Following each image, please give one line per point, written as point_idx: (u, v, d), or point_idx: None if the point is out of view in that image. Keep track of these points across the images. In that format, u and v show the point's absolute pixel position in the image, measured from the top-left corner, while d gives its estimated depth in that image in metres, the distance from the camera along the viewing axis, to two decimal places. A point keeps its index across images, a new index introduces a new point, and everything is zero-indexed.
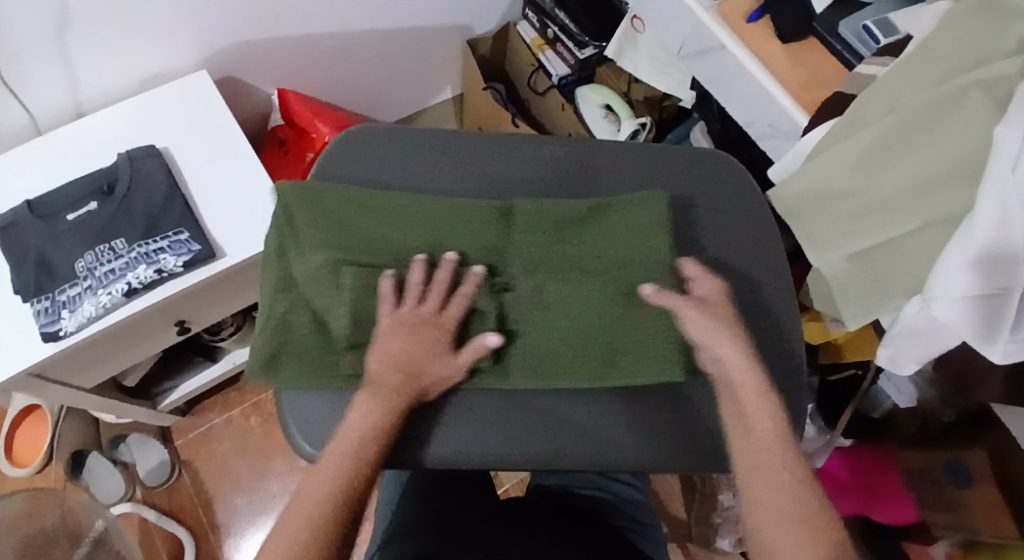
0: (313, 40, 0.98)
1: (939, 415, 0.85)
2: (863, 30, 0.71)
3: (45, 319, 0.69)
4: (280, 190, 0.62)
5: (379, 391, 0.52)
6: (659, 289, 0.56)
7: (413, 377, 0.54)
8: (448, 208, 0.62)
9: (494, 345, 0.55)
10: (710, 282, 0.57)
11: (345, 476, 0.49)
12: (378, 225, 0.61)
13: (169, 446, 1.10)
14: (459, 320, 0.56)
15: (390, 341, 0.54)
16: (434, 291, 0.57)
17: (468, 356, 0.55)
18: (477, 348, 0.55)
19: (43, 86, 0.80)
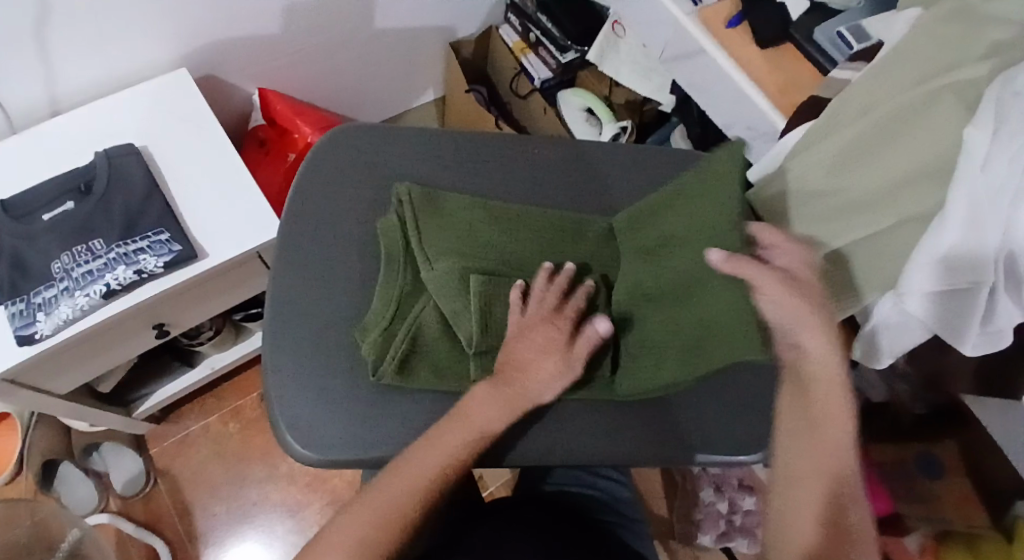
0: (297, 39, 0.98)
1: (910, 411, 0.86)
2: (838, 36, 0.72)
3: (20, 321, 0.67)
4: (404, 192, 0.64)
5: (499, 391, 0.54)
6: (727, 255, 0.52)
7: (524, 376, 0.54)
8: (563, 223, 0.65)
9: (604, 330, 0.55)
10: (794, 249, 0.54)
11: (444, 465, 0.51)
12: (499, 234, 0.63)
13: (145, 454, 1.07)
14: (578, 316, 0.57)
15: (523, 341, 0.55)
16: (554, 291, 0.57)
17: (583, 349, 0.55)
18: (591, 337, 0.55)
19: (18, 83, 0.78)
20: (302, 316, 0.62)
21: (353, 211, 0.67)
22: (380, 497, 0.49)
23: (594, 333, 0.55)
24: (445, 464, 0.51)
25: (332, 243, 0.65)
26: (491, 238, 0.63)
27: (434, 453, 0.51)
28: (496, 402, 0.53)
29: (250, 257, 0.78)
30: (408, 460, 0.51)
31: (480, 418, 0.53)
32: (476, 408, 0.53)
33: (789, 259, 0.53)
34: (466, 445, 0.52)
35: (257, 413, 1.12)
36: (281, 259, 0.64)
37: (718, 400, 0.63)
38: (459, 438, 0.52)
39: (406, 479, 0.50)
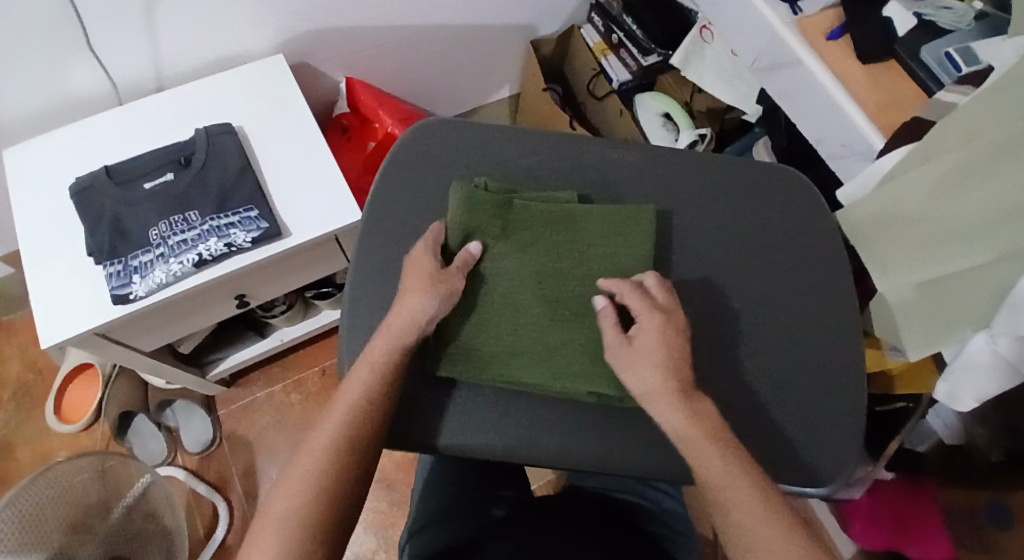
0: (386, 31, 1.00)
1: (985, 454, 0.82)
2: (946, 56, 0.70)
3: (117, 281, 0.72)
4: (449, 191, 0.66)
5: (392, 331, 0.57)
6: (607, 305, 0.59)
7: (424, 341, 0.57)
8: (613, 219, 0.64)
9: (474, 252, 0.62)
10: (646, 320, 0.56)
11: (326, 466, 0.50)
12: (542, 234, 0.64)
13: (213, 416, 1.12)
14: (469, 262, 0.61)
15: (412, 276, 0.59)
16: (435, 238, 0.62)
17: (459, 266, 0.61)
18: (464, 259, 0.61)
19: (128, 56, 0.83)
20: (380, 299, 0.64)
21: (434, 198, 0.68)
22: (293, 482, 0.49)
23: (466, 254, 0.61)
24: (344, 435, 0.52)
25: (411, 228, 0.67)
26: (502, 219, 0.64)
27: (329, 431, 0.52)
28: (386, 346, 0.56)
29: (328, 239, 0.80)
30: (312, 444, 0.52)
31: (364, 386, 0.55)
32: (355, 378, 0.55)
33: (639, 306, 0.57)
34: (347, 424, 0.53)
35: (317, 387, 1.15)
36: (362, 244, 0.66)
37: (783, 423, 0.62)
38: (348, 408, 0.53)
39: (317, 455, 0.51)
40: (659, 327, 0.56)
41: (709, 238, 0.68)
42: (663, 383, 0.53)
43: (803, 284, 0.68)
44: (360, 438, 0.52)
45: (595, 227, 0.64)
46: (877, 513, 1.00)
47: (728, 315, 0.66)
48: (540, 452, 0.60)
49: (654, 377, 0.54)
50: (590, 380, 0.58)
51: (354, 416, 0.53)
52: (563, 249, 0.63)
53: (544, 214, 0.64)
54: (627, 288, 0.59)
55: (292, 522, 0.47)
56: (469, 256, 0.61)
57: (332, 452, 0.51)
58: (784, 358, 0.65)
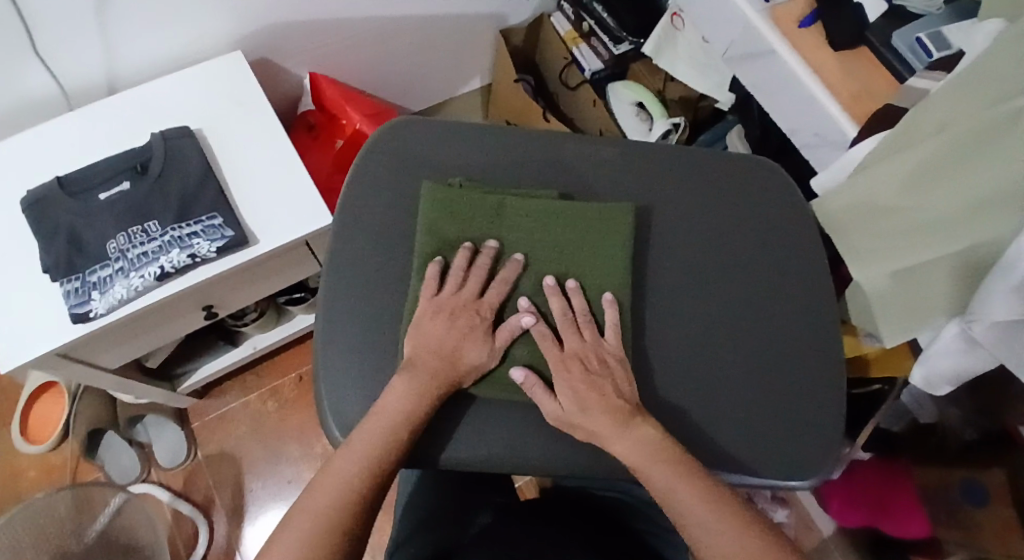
0: (352, 24, 0.97)
1: (959, 433, 0.83)
2: (917, 42, 0.69)
3: (75, 299, 0.69)
4: (427, 189, 0.63)
5: (415, 375, 0.55)
6: (527, 376, 0.57)
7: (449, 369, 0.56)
8: (594, 217, 0.63)
9: (525, 324, 0.59)
10: (559, 373, 0.56)
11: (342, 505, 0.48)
12: (529, 233, 0.63)
13: (187, 428, 1.10)
14: (496, 305, 0.60)
15: (431, 325, 0.58)
16: (477, 273, 0.60)
17: (504, 337, 0.59)
18: (511, 328, 0.59)
19: (77, 59, 0.79)
20: (355, 309, 0.61)
21: (404, 202, 0.66)
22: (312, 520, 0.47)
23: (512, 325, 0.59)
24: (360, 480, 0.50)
25: (385, 233, 0.64)
26: (493, 220, 0.63)
27: (348, 466, 0.50)
28: (412, 388, 0.54)
29: (299, 244, 0.78)
30: (326, 487, 0.49)
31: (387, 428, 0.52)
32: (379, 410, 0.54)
33: (555, 357, 0.57)
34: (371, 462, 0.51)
35: (294, 392, 1.13)
36: (334, 249, 0.64)
37: (771, 418, 0.61)
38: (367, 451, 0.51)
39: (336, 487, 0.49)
40: (579, 377, 0.56)
41: (687, 235, 0.67)
42: (608, 413, 0.54)
43: (784, 278, 0.67)
44: (373, 483, 0.50)
45: (580, 221, 0.63)
46: (852, 490, 1.01)
47: (709, 313, 0.65)
48: (523, 463, 0.59)
49: (600, 414, 0.54)
50: None
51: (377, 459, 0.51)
52: (540, 248, 0.62)
53: (506, 214, 0.63)
54: (543, 332, 0.59)
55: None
56: (515, 264, 0.61)
57: (354, 488, 0.49)
58: (768, 350, 0.64)
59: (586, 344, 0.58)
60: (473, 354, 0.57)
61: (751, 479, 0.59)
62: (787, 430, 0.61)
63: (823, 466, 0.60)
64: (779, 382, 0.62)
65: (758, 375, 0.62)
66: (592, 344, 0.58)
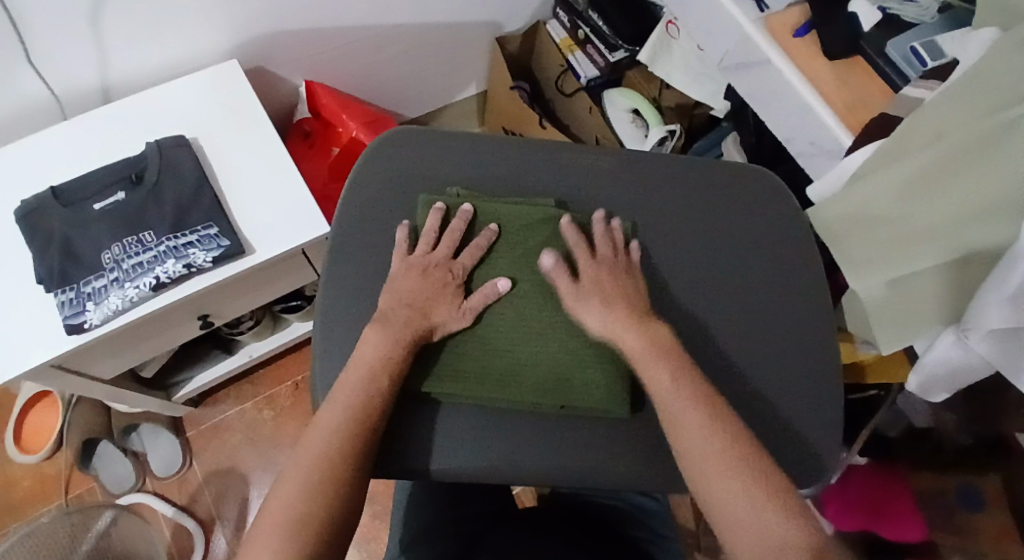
0: (347, 32, 0.97)
1: (954, 438, 0.85)
2: (912, 52, 0.69)
3: (70, 310, 0.68)
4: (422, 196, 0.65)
5: (388, 327, 0.56)
6: (556, 263, 0.60)
7: (423, 314, 0.58)
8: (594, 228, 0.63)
9: (504, 289, 0.60)
10: (590, 269, 0.60)
11: (317, 467, 0.48)
12: (524, 236, 0.63)
13: (181, 437, 1.10)
14: (469, 267, 0.61)
15: (404, 280, 0.59)
16: (449, 237, 0.62)
17: (479, 299, 0.59)
18: (489, 292, 0.60)
19: (71, 68, 0.79)
20: (353, 320, 0.61)
21: (400, 212, 0.66)
22: (290, 484, 0.47)
23: (492, 288, 0.60)
24: (344, 431, 0.51)
25: (382, 246, 0.64)
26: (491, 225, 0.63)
27: (326, 429, 0.51)
28: (385, 340, 0.55)
29: (295, 253, 0.78)
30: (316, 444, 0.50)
31: (364, 382, 0.53)
32: (351, 374, 0.54)
33: (585, 264, 0.60)
34: (346, 425, 0.51)
35: (290, 400, 1.13)
36: (330, 258, 0.63)
37: (769, 428, 0.61)
38: (350, 404, 0.52)
39: (317, 445, 0.50)
40: (607, 274, 0.60)
41: (683, 245, 0.67)
42: (624, 305, 0.57)
43: (783, 290, 0.66)
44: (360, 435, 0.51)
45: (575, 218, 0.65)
46: (847, 493, 0.94)
47: (707, 323, 0.64)
48: (520, 477, 0.58)
49: (614, 308, 0.57)
50: (573, 395, 0.57)
51: (359, 411, 0.52)
52: (528, 244, 0.63)
53: (491, 206, 0.64)
54: (560, 265, 0.60)
55: (285, 528, 0.45)
56: (491, 233, 0.62)
57: (332, 449, 0.49)
58: (766, 359, 0.63)
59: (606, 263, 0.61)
60: (442, 313, 0.58)
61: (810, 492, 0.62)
62: (786, 442, 0.61)
63: (820, 475, 0.60)
64: (778, 391, 0.62)
65: (756, 383, 0.62)
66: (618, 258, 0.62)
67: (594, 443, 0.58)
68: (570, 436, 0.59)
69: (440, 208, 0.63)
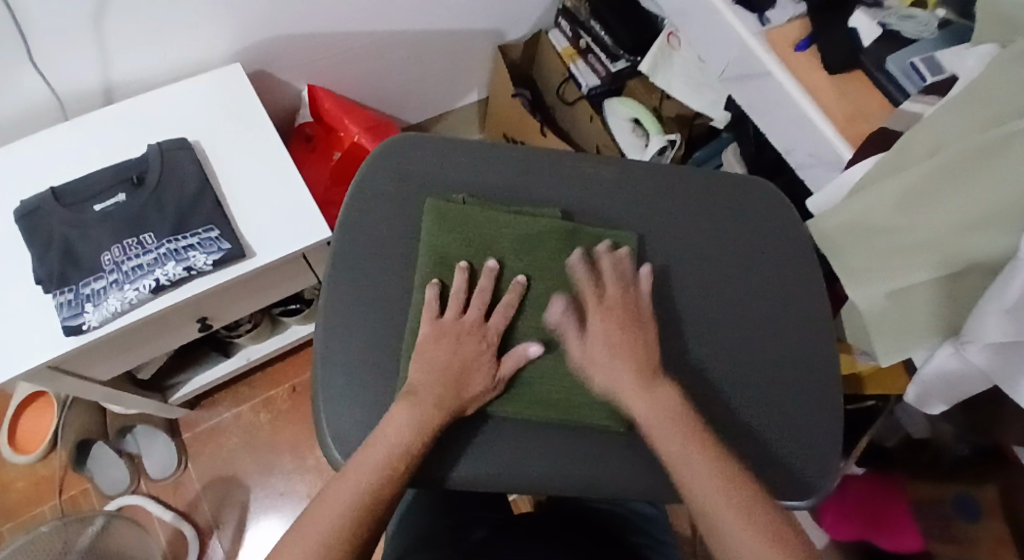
0: (350, 37, 0.97)
1: (954, 448, 0.85)
2: (911, 66, 0.70)
3: (68, 311, 0.68)
4: (431, 205, 0.64)
5: (416, 405, 0.53)
6: (564, 310, 0.60)
7: (455, 392, 0.55)
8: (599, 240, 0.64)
9: (534, 354, 0.58)
10: (598, 317, 0.58)
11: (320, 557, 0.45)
12: (530, 241, 0.63)
13: (177, 440, 1.09)
14: (501, 330, 0.59)
15: (433, 350, 0.56)
16: (478, 299, 0.59)
17: (511, 366, 0.57)
18: (519, 357, 0.58)
19: (74, 69, 0.79)
20: (354, 325, 0.61)
21: (403, 218, 0.66)
22: None
23: (521, 353, 0.58)
24: (370, 491, 0.49)
25: (383, 251, 0.64)
26: (495, 232, 0.63)
27: (331, 511, 0.47)
28: (413, 422, 0.52)
29: (296, 257, 0.78)
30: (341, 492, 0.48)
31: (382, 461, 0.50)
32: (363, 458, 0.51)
33: (592, 303, 0.59)
34: (354, 509, 0.47)
35: (287, 404, 1.13)
36: (333, 263, 0.64)
37: (767, 438, 0.61)
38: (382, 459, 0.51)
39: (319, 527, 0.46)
40: (615, 326, 0.57)
41: (684, 254, 0.67)
42: (636, 366, 0.55)
43: (783, 300, 0.67)
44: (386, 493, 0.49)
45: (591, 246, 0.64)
46: (844, 503, 0.98)
47: (706, 332, 0.65)
48: (520, 484, 0.58)
49: (629, 359, 0.55)
50: (586, 406, 0.57)
51: (389, 470, 0.50)
52: (534, 252, 0.62)
53: (503, 229, 0.63)
54: (572, 309, 0.60)
55: None
56: (519, 286, 0.61)
57: (337, 534, 0.46)
58: (765, 369, 0.64)
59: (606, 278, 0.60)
60: (477, 389, 0.56)
61: (796, 502, 0.60)
62: (785, 452, 0.61)
63: (820, 486, 0.60)
64: (778, 401, 0.63)
65: (755, 392, 0.62)
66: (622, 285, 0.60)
67: (593, 451, 0.58)
68: (569, 445, 0.59)
69: (464, 266, 0.61)
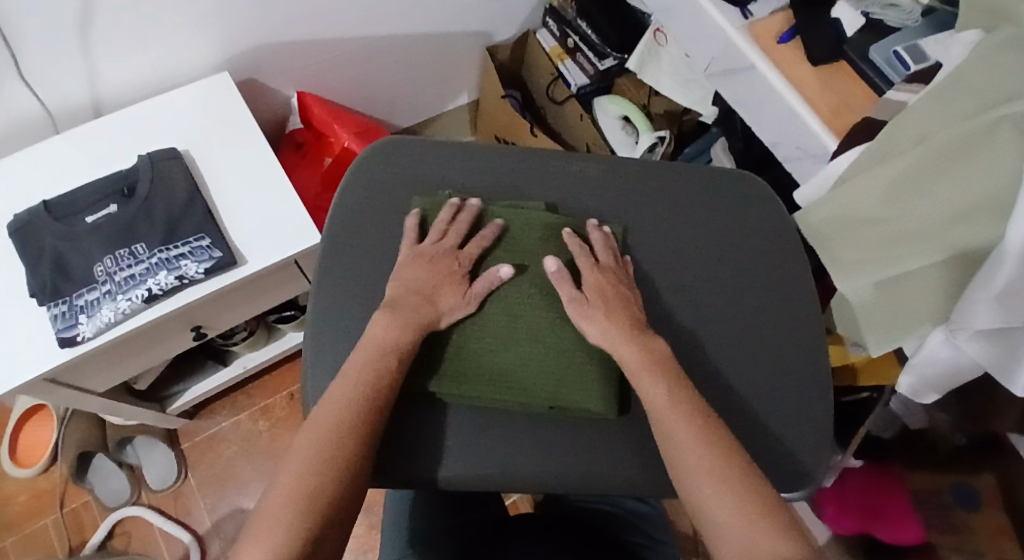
0: (338, 44, 0.98)
1: (950, 439, 0.83)
2: (894, 56, 0.70)
3: (62, 323, 0.69)
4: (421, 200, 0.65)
5: (397, 313, 0.57)
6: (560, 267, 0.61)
7: (429, 301, 0.58)
8: (586, 233, 0.64)
9: (506, 276, 0.60)
10: (592, 276, 0.60)
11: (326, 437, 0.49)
12: (522, 236, 0.63)
13: (176, 449, 1.10)
14: (476, 256, 0.61)
15: (412, 268, 0.60)
16: (456, 229, 0.62)
17: (484, 285, 0.60)
18: (491, 280, 0.60)
19: (62, 82, 0.79)
20: (342, 329, 0.61)
21: (391, 221, 0.66)
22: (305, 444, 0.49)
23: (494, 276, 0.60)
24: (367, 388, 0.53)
25: (370, 254, 0.64)
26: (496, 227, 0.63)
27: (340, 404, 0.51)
28: None
29: (288, 264, 0.79)
30: (285, 479, 0.47)
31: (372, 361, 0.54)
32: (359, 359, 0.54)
33: (587, 265, 0.61)
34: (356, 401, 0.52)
35: (285, 411, 1.13)
36: (321, 269, 0.64)
37: (760, 432, 0.61)
38: (340, 412, 0.51)
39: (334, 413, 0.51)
40: (606, 281, 0.60)
41: (671, 249, 0.67)
42: (618, 324, 0.57)
43: (773, 291, 0.67)
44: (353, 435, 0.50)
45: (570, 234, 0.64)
46: (845, 496, 1.00)
47: (699, 326, 0.64)
48: (517, 482, 0.58)
49: (619, 312, 0.58)
50: (565, 392, 0.57)
51: (372, 389, 0.53)
52: (534, 250, 0.62)
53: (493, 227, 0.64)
54: (575, 248, 0.62)
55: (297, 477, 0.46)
56: (471, 208, 0.63)
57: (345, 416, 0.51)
58: (760, 361, 0.63)
59: (604, 236, 0.64)
60: (450, 302, 0.59)
61: None
62: (782, 446, 0.60)
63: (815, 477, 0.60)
64: (771, 394, 0.62)
65: (745, 385, 0.62)
66: (614, 249, 0.63)
67: (586, 450, 0.58)
68: (562, 444, 0.59)
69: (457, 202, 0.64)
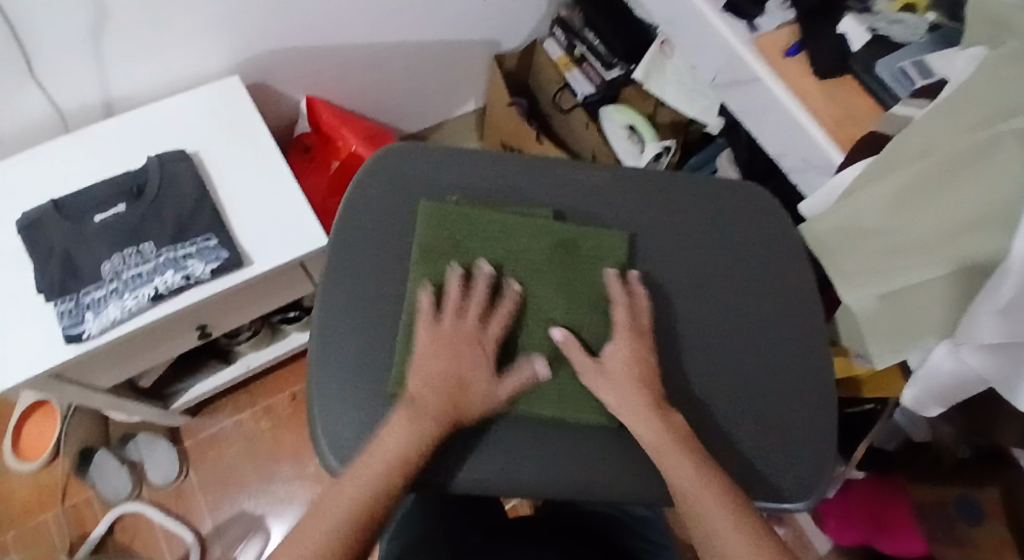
0: (347, 50, 0.99)
1: (953, 452, 0.84)
2: (901, 73, 0.71)
3: (69, 320, 0.69)
4: (426, 208, 0.65)
5: (421, 413, 0.53)
6: (567, 335, 0.60)
7: (460, 389, 0.55)
8: (591, 242, 0.65)
9: (541, 372, 0.58)
10: (625, 338, 0.59)
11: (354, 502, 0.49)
12: (528, 247, 0.64)
13: (179, 447, 1.10)
14: (500, 335, 0.59)
15: (433, 354, 0.56)
16: (477, 303, 0.59)
17: (514, 382, 0.57)
18: (524, 377, 0.58)
19: (74, 83, 0.80)
20: (345, 332, 0.62)
21: (395, 225, 0.67)
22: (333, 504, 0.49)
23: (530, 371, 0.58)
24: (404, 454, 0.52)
25: (374, 258, 0.65)
26: (503, 236, 0.64)
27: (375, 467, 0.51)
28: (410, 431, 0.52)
29: (294, 265, 0.80)
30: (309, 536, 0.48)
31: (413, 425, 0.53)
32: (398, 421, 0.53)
33: (620, 320, 0.60)
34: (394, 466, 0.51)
35: (287, 411, 1.14)
36: (327, 272, 0.65)
37: (763, 442, 0.61)
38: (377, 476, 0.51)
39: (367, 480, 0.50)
40: (636, 346, 0.59)
41: (673, 258, 0.68)
42: (645, 402, 0.55)
43: (774, 302, 0.67)
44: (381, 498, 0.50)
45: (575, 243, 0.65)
46: (848, 509, 0.97)
47: (700, 335, 0.65)
48: (517, 487, 0.58)
49: (635, 388, 0.56)
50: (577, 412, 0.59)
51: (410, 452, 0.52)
52: (544, 267, 0.63)
53: (498, 232, 0.64)
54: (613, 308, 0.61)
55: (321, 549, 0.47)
56: (485, 274, 0.61)
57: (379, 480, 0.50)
58: (760, 370, 0.64)
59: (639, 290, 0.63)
60: (481, 393, 0.55)
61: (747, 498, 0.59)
62: (784, 456, 0.60)
63: (816, 488, 0.60)
64: (772, 403, 0.63)
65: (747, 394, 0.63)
66: (641, 296, 0.62)
67: (586, 455, 0.59)
68: (562, 450, 0.59)
69: (485, 271, 0.61)
